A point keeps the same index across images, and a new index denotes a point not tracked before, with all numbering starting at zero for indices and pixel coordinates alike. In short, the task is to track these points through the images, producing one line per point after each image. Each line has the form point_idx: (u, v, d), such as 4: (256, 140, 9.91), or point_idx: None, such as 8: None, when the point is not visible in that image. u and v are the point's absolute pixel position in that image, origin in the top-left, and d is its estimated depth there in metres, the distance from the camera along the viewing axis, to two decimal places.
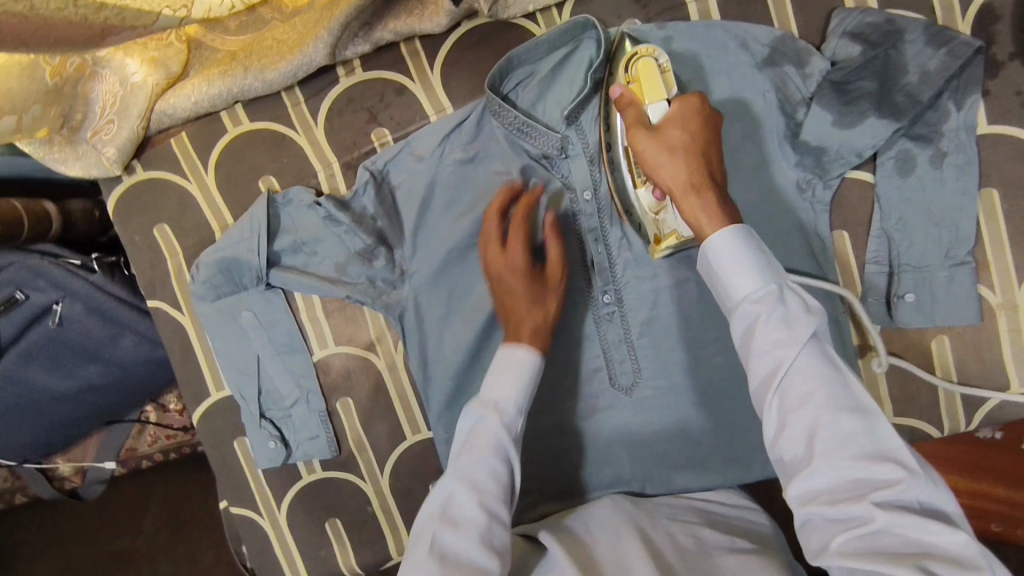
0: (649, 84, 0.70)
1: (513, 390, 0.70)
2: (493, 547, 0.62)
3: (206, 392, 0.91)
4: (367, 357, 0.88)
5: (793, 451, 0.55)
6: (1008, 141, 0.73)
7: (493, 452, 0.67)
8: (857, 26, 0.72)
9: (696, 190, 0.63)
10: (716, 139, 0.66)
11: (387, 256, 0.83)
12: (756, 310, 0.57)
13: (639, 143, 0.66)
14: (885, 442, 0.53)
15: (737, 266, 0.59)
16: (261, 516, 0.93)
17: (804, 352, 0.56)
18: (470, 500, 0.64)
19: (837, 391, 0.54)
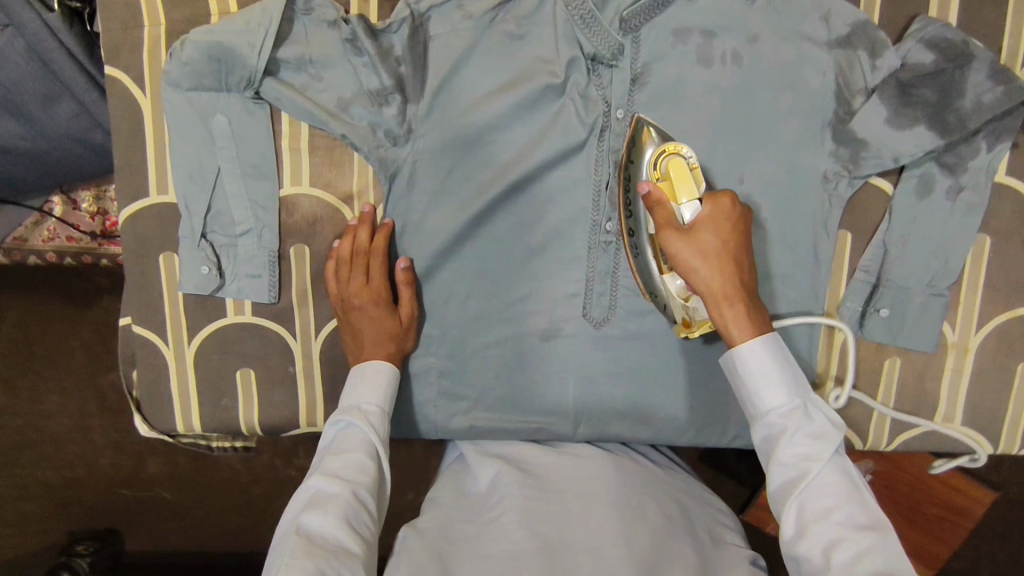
0: (680, 182, 0.67)
1: (376, 395, 0.72)
2: (355, 513, 0.62)
3: (144, 192, 0.80)
4: (340, 208, 0.80)
5: (811, 551, 0.55)
6: (1015, 196, 0.77)
7: (365, 408, 0.71)
8: (935, 37, 0.72)
9: (728, 300, 0.62)
10: (745, 244, 0.65)
11: (399, 106, 0.76)
12: (782, 425, 0.59)
13: (671, 246, 0.64)
14: (896, 561, 0.52)
15: (766, 380, 0.60)
16: (166, 345, 0.84)
17: (828, 467, 0.57)
18: (353, 452, 0.66)
19: (854, 507, 0.55)
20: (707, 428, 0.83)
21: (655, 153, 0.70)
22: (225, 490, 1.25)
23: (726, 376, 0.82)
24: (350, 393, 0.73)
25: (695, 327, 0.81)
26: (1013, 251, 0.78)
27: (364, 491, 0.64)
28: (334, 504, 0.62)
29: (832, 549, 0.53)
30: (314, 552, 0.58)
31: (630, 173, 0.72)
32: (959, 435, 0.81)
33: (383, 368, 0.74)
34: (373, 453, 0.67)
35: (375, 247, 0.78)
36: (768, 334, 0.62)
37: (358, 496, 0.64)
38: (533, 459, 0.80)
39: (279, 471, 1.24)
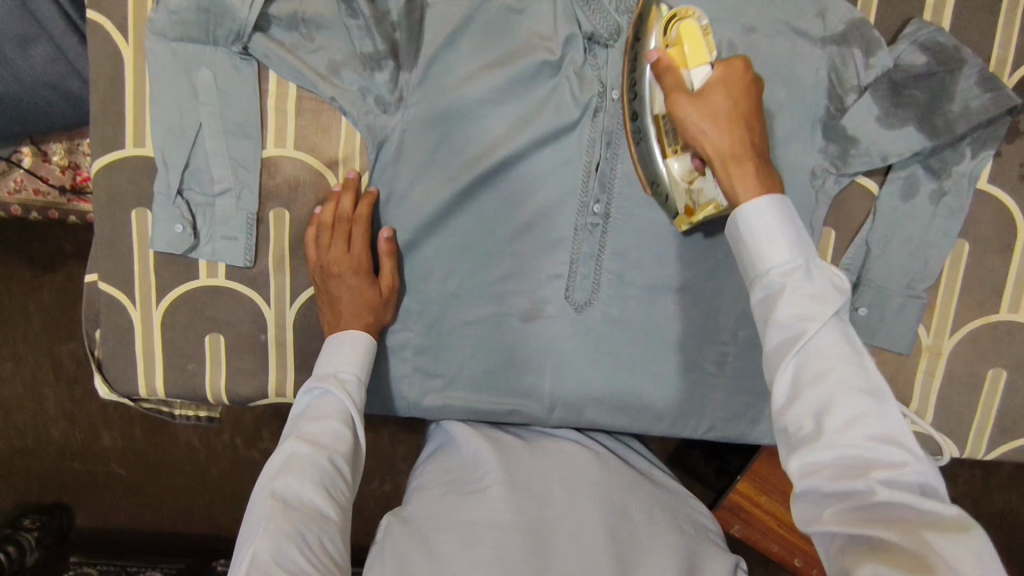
0: (692, 45, 0.65)
1: (352, 363, 0.71)
2: (330, 477, 0.61)
3: (120, 143, 0.77)
4: (324, 173, 0.78)
5: (802, 419, 0.50)
6: (996, 204, 0.78)
7: (341, 376, 0.70)
8: (928, 40, 0.73)
9: (737, 159, 0.59)
10: (757, 110, 0.62)
11: (392, 72, 0.74)
12: (783, 283, 0.53)
13: (680, 110, 0.61)
14: (892, 426, 0.48)
15: (768, 236, 0.54)
16: (133, 304, 0.81)
17: (829, 322, 0.51)
18: (329, 417, 0.65)
19: (852, 369, 0.50)
20: (682, 419, 0.83)
21: (664, 21, 0.68)
22: (183, 469, 1.22)
23: (704, 367, 0.82)
24: (325, 362, 0.71)
25: (676, 316, 0.81)
26: (991, 258, 0.79)
27: (340, 458, 0.63)
28: (309, 468, 0.60)
29: (825, 414, 0.49)
30: (291, 517, 0.56)
31: (634, 66, 0.70)
32: (929, 438, 0.82)
33: (361, 339, 0.73)
34: (349, 420, 0.66)
35: (358, 217, 0.76)
36: (775, 193, 0.57)
37: (335, 461, 0.63)
38: (518, 440, 0.79)
39: (240, 453, 1.21)
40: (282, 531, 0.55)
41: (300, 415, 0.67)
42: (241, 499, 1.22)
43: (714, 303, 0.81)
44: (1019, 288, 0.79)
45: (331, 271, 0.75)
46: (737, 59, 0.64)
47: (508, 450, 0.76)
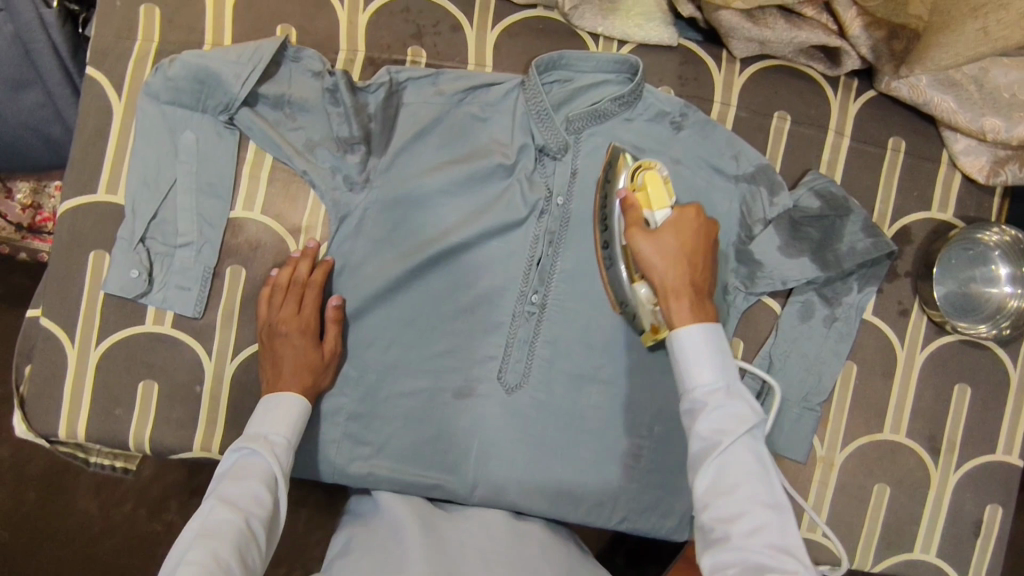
0: (654, 192, 0.77)
1: (284, 426, 0.73)
2: (246, 541, 0.61)
3: (93, 188, 0.81)
4: (286, 239, 0.84)
5: (714, 525, 0.62)
6: (879, 333, 0.90)
7: (266, 440, 0.71)
8: (823, 189, 0.86)
9: (678, 296, 0.71)
10: (705, 254, 0.75)
11: (362, 157, 0.82)
12: (705, 401, 0.66)
13: (637, 245, 0.74)
14: (787, 535, 0.61)
15: (698, 360, 0.67)
16: (72, 344, 0.82)
17: (742, 440, 0.64)
18: (249, 480, 0.66)
19: (763, 485, 0.63)
20: (597, 508, 0.87)
21: (633, 169, 0.81)
22: (60, 541, 1.14)
23: (620, 458, 0.87)
24: (253, 427, 0.72)
25: (598, 407, 0.87)
26: (875, 381, 0.89)
27: (257, 520, 0.64)
28: (224, 531, 0.61)
29: (732, 521, 0.61)
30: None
31: (606, 188, 0.83)
32: (820, 543, 0.89)
33: (295, 404, 0.74)
34: (268, 481, 0.67)
35: (313, 277, 0.81)
36: (708, 321, 0.70)
37: (250, 521, 0.63)
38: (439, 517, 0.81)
39: (127, 527, 1.15)
40: None
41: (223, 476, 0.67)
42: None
43: (633, 398, 0.87)
44: (898, 411, 0.90)
45: (278, 330, 0.79)
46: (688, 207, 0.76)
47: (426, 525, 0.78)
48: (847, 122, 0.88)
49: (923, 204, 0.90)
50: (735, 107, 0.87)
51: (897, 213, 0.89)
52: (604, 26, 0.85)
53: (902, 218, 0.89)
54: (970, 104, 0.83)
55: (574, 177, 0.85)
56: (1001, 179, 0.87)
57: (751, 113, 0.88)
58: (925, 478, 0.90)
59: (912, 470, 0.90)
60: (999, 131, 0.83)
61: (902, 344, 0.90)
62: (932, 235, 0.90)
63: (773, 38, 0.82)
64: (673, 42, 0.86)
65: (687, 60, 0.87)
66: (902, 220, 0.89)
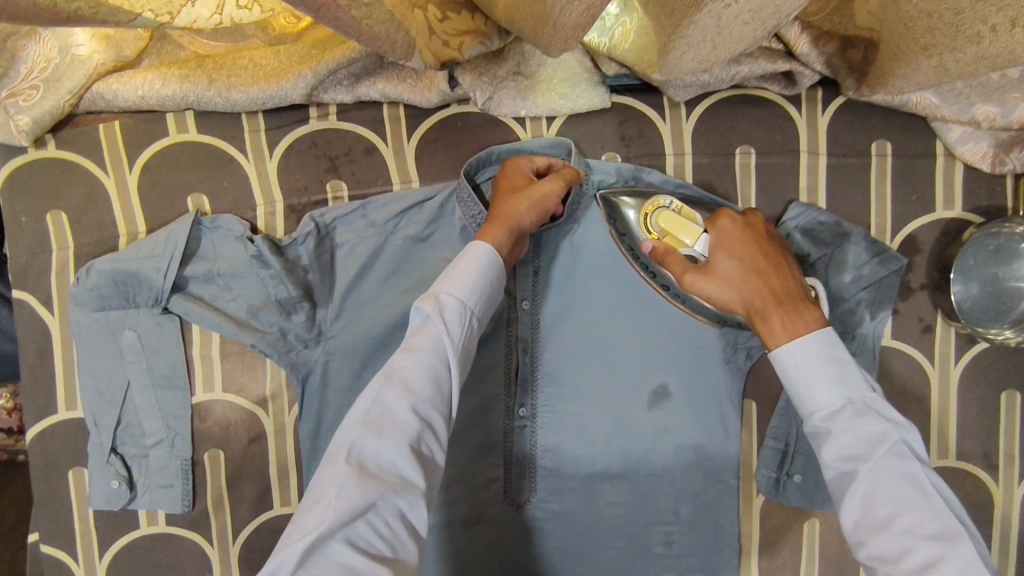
0: (676, 232, 0.71)
1: (457, 283, 0.66)
2: (419, 454, 0.58)
3: (52, 408, 0.79)
4: (255, 411, 0.80)
5: (875, 566, 0.54)
6: (904, 357, 0.81)
7: (444, 297, 0.65)
8: (809, 223, 0.78)
9: (775, 310, 0.64)
10: (764, 252, 0.69)
11: (308, 313, 0.77)
12: (829, 426, 0.59)
13: (698, 288, 0.68)
14: (970, 571, 0.50)
15: (808, 378, 0.61)
16: (76, 562, 0.81)
17: (884, 457, 0.56)
18: (390, 433, 0.57)
19: (922, 509, 0.54)
20: None
21: (645, 218, 0.73)
22: None
23: (651, 550, 0.82)
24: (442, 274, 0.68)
25: (616, 504, 0.82)
26: (911, 409, 0.81)
27: (425, 407, 0.60)
28: (393, 426, 0.57)
29: (895, 561, 0.53)
30: (367, 485, 0.54)
31: (626, 241, 0.75)
32: None
33: (491, 257, 0.68)
34: (440, 365, 0.62)
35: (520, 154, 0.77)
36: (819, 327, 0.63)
37: (423, 418, 0.59)
38: None
39: None
40: (356, 505, 0.52)
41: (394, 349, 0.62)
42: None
43: (650, 486, 0.82)
44: (943, 434, 0.81)
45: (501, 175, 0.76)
46: (719, 217, 0.71)
47: None
48: (819, 139, 0.79)
49: (925, 207, 0.80)
50: (690, 155, 0.79)
51: (897, 223, 0.80)
52: (526, 108, 0.77)
53: (904, 227, 0.80)
54: (955, 96, 0.73)
55: (537, 275, 0.80)
56: (1009, 166, 0.78)
57: (710, 156, 0.79)
58: (988, 500, 0.81)
59: (972, 494, 0.82)
60: (994, 118, 0.73)
61: (932, 364, 0.81)
62: (941, 238, 0.80)
63: (712, 78, 0.74)
64: (606, 103, 0.77)
65: (626, 118, 0.79)
66: (905, 230, 0.80)
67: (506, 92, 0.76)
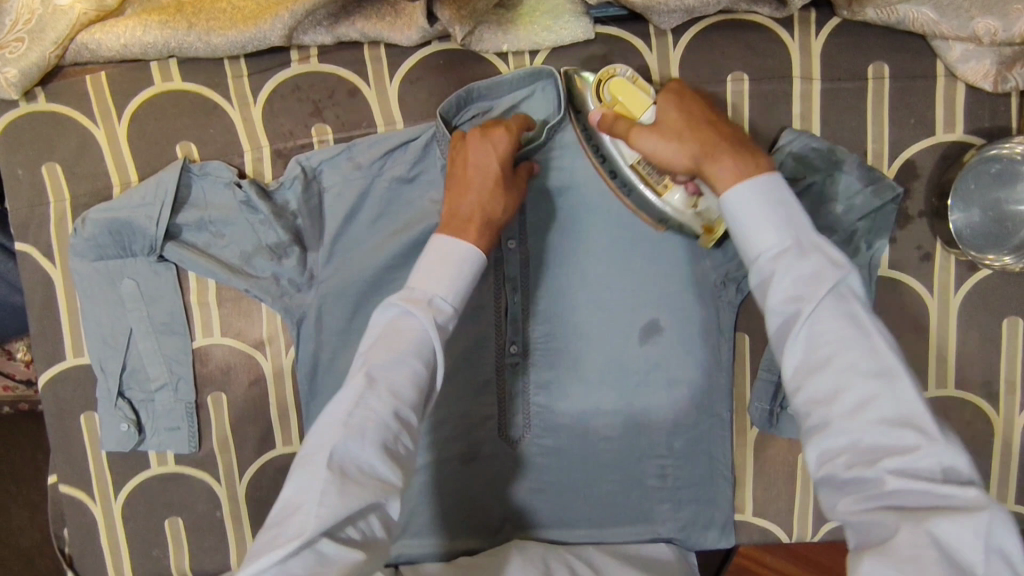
0: (630, 99, 0.72)
1: (450, 284, 0.65)
2: (396, 456, 0.57)
3: (61, 356, 0.82)
4: (253, 354, 0.82)
5: (810, 410, 0.53)
6: (901, 287, 0.80)
7: (430, 297, 0.63)
8: (803, 148, 0.75)
9: (721, 152, 0.64)
10: (711, 112, 0.70)
11: (298, 257, 0.78)
12: (773, 267, 0.57)
13: (645, 142, 0.69)
14: (903, 405, 0.51)
15: (761, 215, 0.59)
16: (94, 501, 0.85)
17: (826, 297, 0.54)
18: (372, 435, 0.55)
19: (862, 345, 0.52)
20: (633, 533, 0.84)
21: (596, 87, 0.73)
22: None
23: (646, 483, 0.83)
24: (421, 266, 0.66)
25: (609, 438, 0.83)
26: (908, 339, 0.80)
27: (408, 412, 0.58)
28: (372, 427, 0.56)
29: (831, 400, 0.52)
30: (349, 494, 0.53)
31: (581, 119, 0.76)
32: None
33: (479, 259, 0.67)
34: (424, 367, 0.60)
35: (469, 134, 0.73)
36: (768, 173, 0.61)
37: (403, 421, 0.58)
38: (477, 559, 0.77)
39: None
40: (336, 512, 0.52)
41: (372, 347, 0.60)
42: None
43: (643, 420, 0.82)
44: (942, 363, 0.80)
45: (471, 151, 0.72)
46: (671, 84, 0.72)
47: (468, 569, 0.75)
48: (813, 63, 0.77)
49: (925, 130, 0.77)
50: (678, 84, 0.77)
51: (895, 148, 0.77)
52: (509, 42, 0.77)
53: (902, 152, 0.77)
54: (955, 10, 0.72)
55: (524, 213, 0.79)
56: (1011, 84, 0.74)
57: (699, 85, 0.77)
58: (987, 428, 0.81)
59: (971, 423, 0.81)
60: (996, 32, 0.72)
61: (931, 293, 0.80)
62: (940, 162, 0.78)
63: (697, 3, 0.73)
64: (590, 34, 0.76)
65: (611, 47, 0.77)
66: (903, 155, 0.77)
67: (486, 27, 0.76)
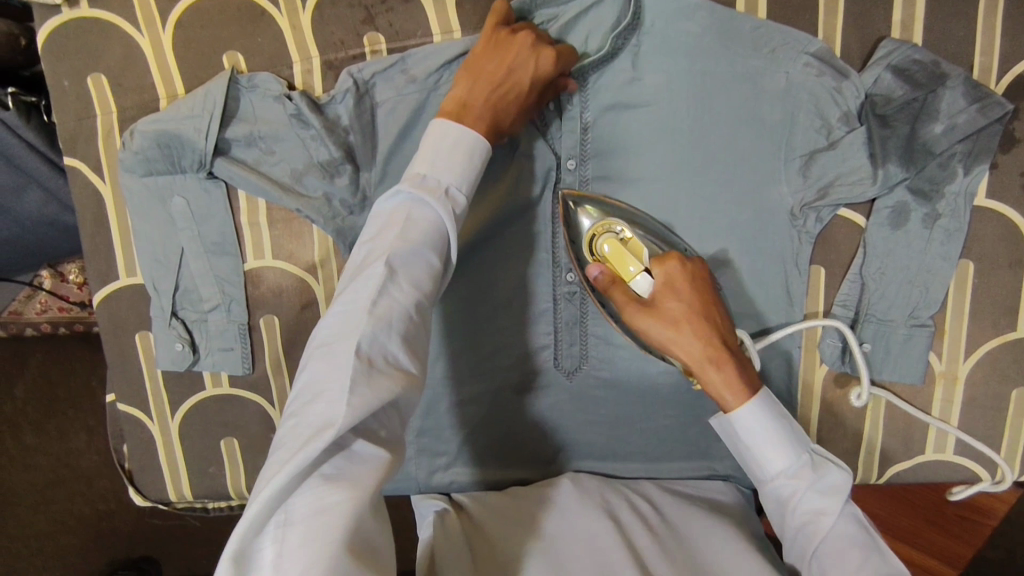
0: (622, 260, 0.68)
1: (462, 171, 0.60)
2: (416, 351, 0.52)
3: (114, 275, 0.81)
4: (304, 277, 0.80)
5: None
6: (998, 218, 0.73)
7: (444, 185, 0.59)
8: (902, 61, 0.69)
9: (712, 364, 0.63)
10: (710, 308, 0.65)
11: (351, 175, 0.75)
12: (792, 485, 0.60)
13: (641, 325, 0.65)
14: None
15: (768, 440, 0.61)
16: (151, 419, 0.86)
17: (838, 523, 0.58)
18: (399, 326, 0.51)
19: (879, 554, 0.55)
20: (689, 468, 0.82)
21: (590, 239, 0.71)
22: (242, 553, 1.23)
23: (705, 419, 0.81)
24: (426, 148, 0.60)
25: (669, 372, 0.79)
26: (1001, 275, 0.74)
27: (426, 304, 0.54)
28: (397, 316, 0.51)
29: None
30: (379, 382, 0.47)
31: (576, 248, 0.72)
32: (954, 464, 0.79)
33: (485, 149, 0.62)
34: (438, 261, 0.56)
35: (518, 36, 0.67)
36: (754, 390, 0.62)
37: (422, 315, 0.53)
38: (531, 491, 0.76)
39: None
40: (372, 400, 0.46)
41: (381, 237, 0.55)
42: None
43: None
44: None
45: (512, 53, 0.66)
46: (669, 257, 0.68)
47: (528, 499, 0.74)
48: None
49: None
50: None
51: (1006, 62, 0.70)
52: None
53: (1013, 67, 0.70)
54: None
55: (586, 132, 0.74)
56: None
57: None
58: None
59: None
60: None
61: None
62: None
63: None
64: None
65: None
66: (1015, 69, 0.70)
67: None
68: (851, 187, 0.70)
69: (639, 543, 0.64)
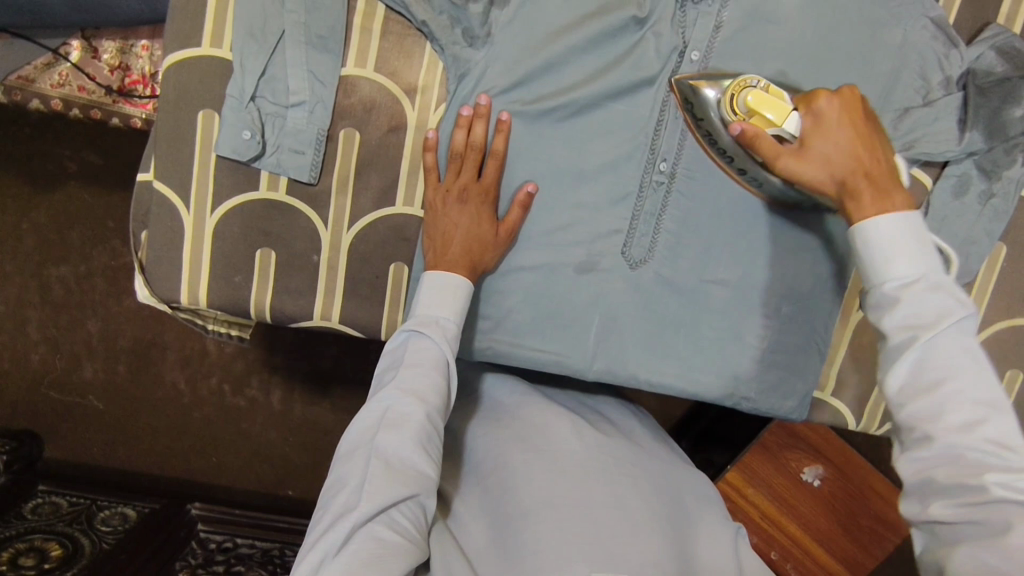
0: (769, 106, 0.67)
1: (453, 310, 0.73)
2: (428, 451, 0.66)
3: (196, 41, 0.75)
4: (401, 99, 0.78)
5: (914, 424, 0.54)
6: None
7: (436, 318, 0.72)
8: (1005, 45, 0.78)
9: (854, 196, 0.63)
10: (863, 139, 0.65)
11: (485, 6, 0.75)
12: (902, 294, 0.57)
13: (788, 169, 0.66)
14: (1006, 435, 0.52)
15: (888, 252, 0.58)
16: (186, 209, 0.79)
17: (944, 338, 0.54)
18: (408, 436, 0.65)
19: (978, 380, 0.53)
20: (717, 385, 0.84)
21: (733, 100, 0.71)
22: (169, 412, 1.30)
23: (743, 339, 0.84)
24: (423, 296, 0.73)
25: (724, 286, 0.82)
26: None
27: (435, 411, 0.67)
28: (408, 424, 0.65)
29: (938, 419, 0.53)
30: (390, 483, 0.62)
31: (701, 126, 0.76)
32: None
33: (466, 288, 0.74)
34: (442, 379, 0.69)
35: None
36: (904, 208, 0.60)
37: (432, 422, 0.67)
38: (551, 410, 0.82)
39: (227, 399, 1.29)
40: (377, 505, 0.61)
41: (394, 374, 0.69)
42: (220, 447, 1.30)
43: (759, 279, 0.82)
44: None
45: None
46: (819, 93, 0.67)
47: (548, 418, 0.81)
48: None
49: None
50: None
51: None
52: None
53: None
54: None
55: (718, 30, 0.75)
56: None
57: None
58: None
59: None
60: None
61: None
62: None
63: None
64: None
65: None
66: None
67: None
68: (935, 146, 0.78)
69: (642, 523, 0.70)
